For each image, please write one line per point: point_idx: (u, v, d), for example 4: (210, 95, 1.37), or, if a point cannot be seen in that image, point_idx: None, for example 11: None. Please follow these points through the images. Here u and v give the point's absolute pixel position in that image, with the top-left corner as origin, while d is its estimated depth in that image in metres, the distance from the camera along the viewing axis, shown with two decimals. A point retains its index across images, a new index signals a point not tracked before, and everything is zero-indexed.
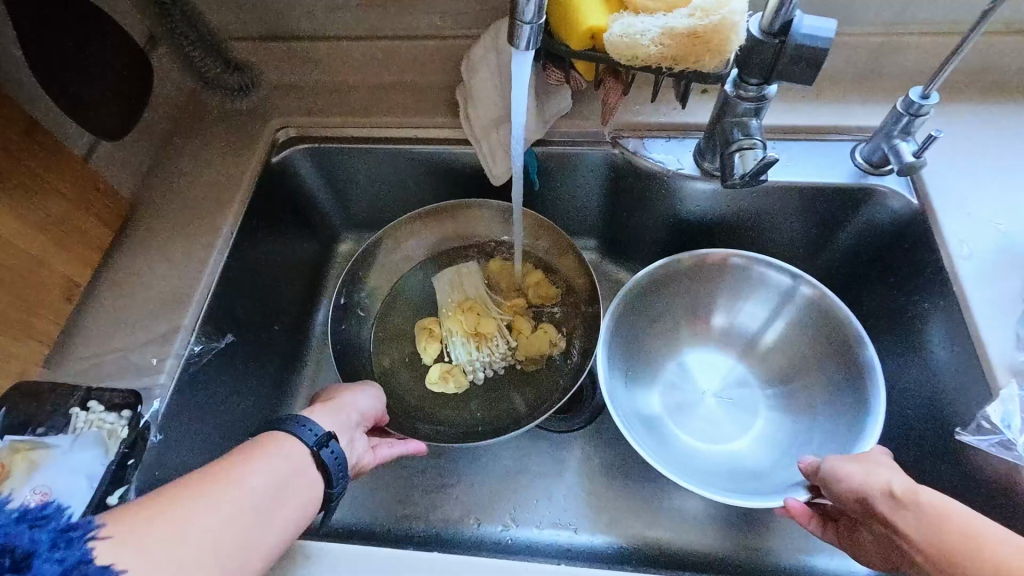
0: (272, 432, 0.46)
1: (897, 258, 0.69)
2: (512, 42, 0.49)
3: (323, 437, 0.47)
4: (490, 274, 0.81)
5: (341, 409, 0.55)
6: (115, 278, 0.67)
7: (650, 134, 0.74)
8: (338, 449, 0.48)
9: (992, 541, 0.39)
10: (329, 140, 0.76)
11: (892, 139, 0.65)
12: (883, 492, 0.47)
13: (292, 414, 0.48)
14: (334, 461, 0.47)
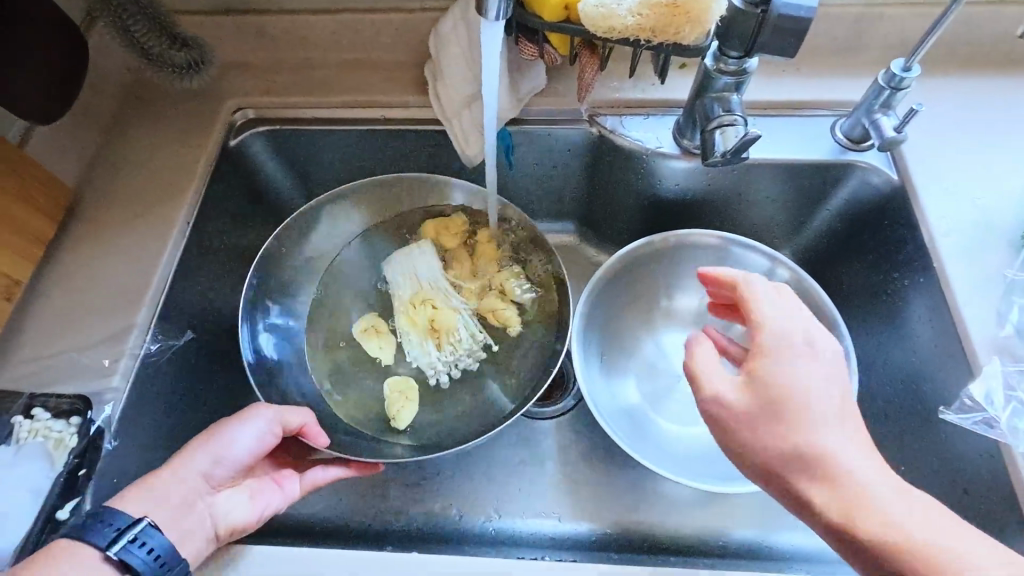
0: (72, 537, 0.44)
1: (875, 237, 0.69)
2: (480, 12, 0.46)
3: (123, 531, 0.44)
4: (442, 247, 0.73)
5: (207, 458, 0.51)
6: (59, 275, 0.62)
7: (628, 112, 0.71)
8: (150, 540, 0.44)
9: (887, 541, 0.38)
10: (291, 123, 0.72)
11: (873, 113, 0.64)
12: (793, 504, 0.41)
13: (96, 511, 0.45)
14: (148, 556, 0.44)
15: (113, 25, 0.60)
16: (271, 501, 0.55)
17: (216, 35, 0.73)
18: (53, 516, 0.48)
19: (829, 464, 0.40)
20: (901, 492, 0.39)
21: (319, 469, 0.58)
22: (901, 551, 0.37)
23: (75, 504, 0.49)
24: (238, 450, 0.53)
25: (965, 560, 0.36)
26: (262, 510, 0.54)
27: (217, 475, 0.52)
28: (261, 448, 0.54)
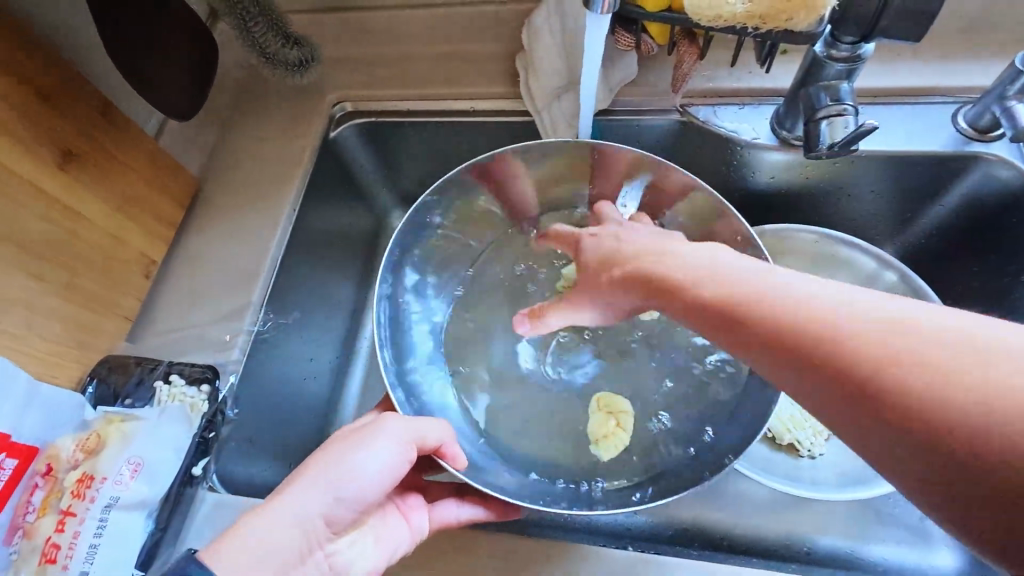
0: None
1: (998, 235, 0.64)
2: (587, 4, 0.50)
3: None
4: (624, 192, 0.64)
5: (332, 479, 0.45)
6: (183, 257, 0.68)
7: (722, 101, 0.69)
8: None
9: (990, 395, 0.28)
10: (385, 115, 0.76)
11: (1005, 100, 0.58)
12: (810, 323, 0.36)
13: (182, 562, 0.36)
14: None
15: (238, 27, 0.64)
16: (400, 544, 0.50)
17: (317, 33, 0.77)
18: (189, 471, 0.54)
19: (876, 339, 0.32)
20: (854, 299, 0.36)
21: (449, 505, 0.54)
22: (869, 380, 0.32)
23: (206, 462, 0.56)
24: (367, 482, 0.46)
25: (1000, 381, 0.28)
26: (392, 551, 0.49)
27: (338, 521, 0.45)
28: (389, 475, 0.47)
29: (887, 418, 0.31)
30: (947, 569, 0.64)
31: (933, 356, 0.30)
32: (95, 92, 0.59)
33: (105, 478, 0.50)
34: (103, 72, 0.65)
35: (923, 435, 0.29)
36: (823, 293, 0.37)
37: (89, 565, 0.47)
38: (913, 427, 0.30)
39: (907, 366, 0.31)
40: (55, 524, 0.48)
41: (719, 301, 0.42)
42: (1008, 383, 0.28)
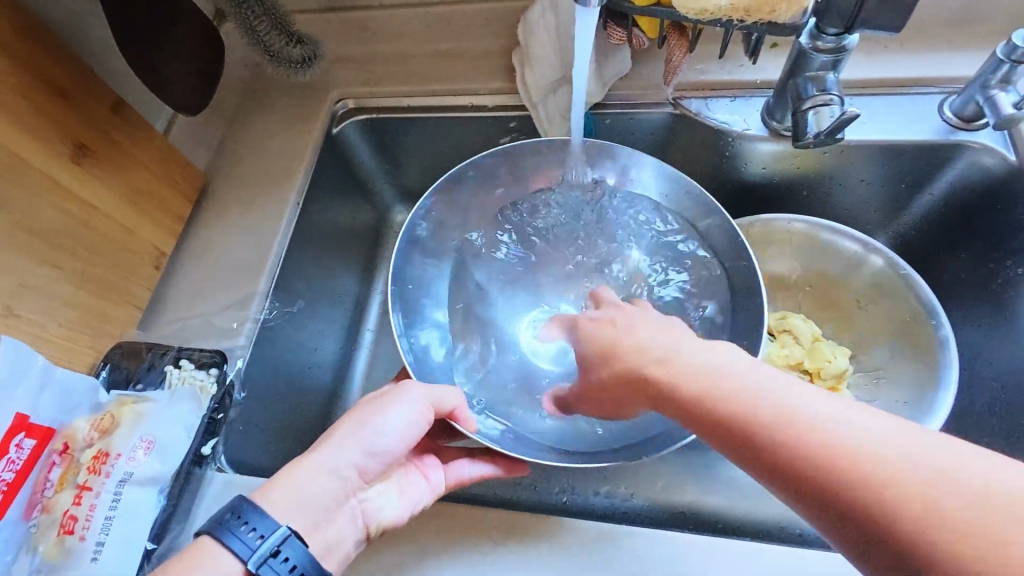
0: (205, 538, 0.42)
1: (985, 221, 0.65)
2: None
3: (269, 542, 0.41)
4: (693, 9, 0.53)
5: (359, 431, 0.49)
6: (192, 248, 0.71)
7: (715, 93, 0.71)
8: (293, 555, 0.41)
9: (919, 483, 0.31)
10: (386, 112, 0.78)
11: (989, 89, 0.60)
12: (770, 414, 0.37)
13: (232, 511, 0.42)
14: (285, 567, 0.41)
15: (244, 27, 0.67)
16: (423, 497, 0.53)
17: (321, 31, 0.80)
18: (199, 450, 0.57)
19: (819, 441, 0.34)
20: (789, 424, 0.36)
21: (465, 464, 0.56)
22: (875, 508, 0.31)
23: (214, 442, 0.58)
24: (389, 440, 0.49)
25: (889, 464, 0.32)
26: (413, 504, 0.52)
27: (367, 473, 0.50)
28: (410, 433, 0.50)
29: (830, 508, 0.33)
30: None
31: (863, 471, 0.32)
32: (107, 90, 0.61)
33: (119, 454, 0.53)
34: (114, 71, 0.68)
35: (854, 518, 0.32)
36: (823, 412, 0.36)
37: (104, 536, 0.49)
38: (843, 513, 0.32)
39: (929, 526, 0.29)
40: (72, 497, 0.50)
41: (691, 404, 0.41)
42: (924, 474, 0.31)
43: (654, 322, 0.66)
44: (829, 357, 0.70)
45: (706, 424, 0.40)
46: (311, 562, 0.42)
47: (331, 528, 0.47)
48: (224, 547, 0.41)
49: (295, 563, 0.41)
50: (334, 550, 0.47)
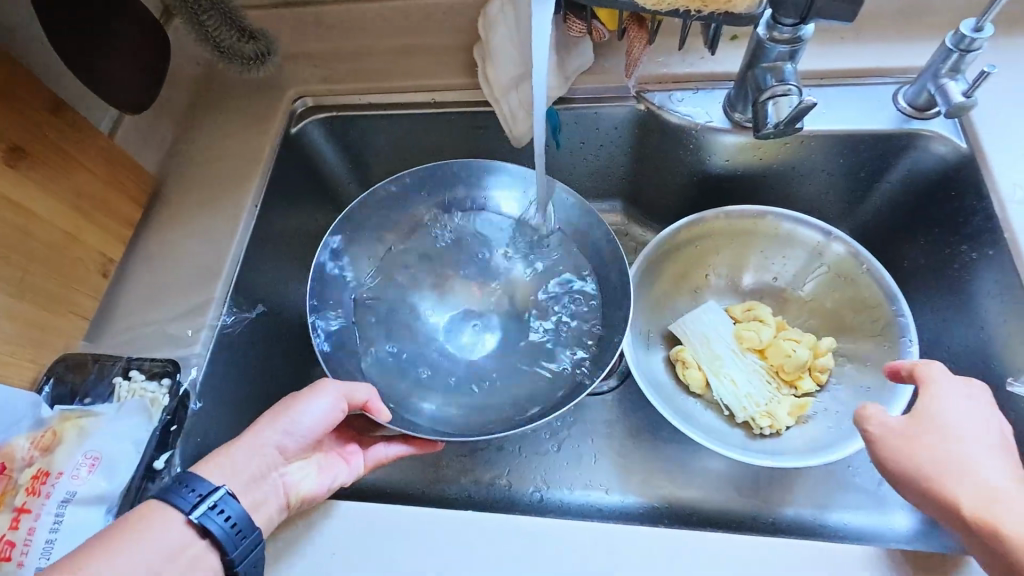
0: (151, 501, 0.45)
1: (939, 208, 0.66)
2: None
3: (206, 498, 0.45)
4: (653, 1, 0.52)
5: (281, 418, 0.53)
6: (144, 254, 0.68)
7: (677, 86, 0.72)
8: (229, 509, 0.45)
9: None
10: (346, 109, 0.76)
11: (940, 78, 0.61)
12: (976, 484, 0.45)
13: (178, 476, 0.46)
14: (224, 524, 0.45)
15: (191, 21, 0.64)
16: (337, 475, 0.57)
17: (280, 28, 0.78)
18: (151, 466, 0.53)
19: None
20: (993, 495, 0.44)
21: (383, 446, 0.61)
22: None
23: (168, 456, 0.55)
24: (309, 424, 0.54)
25: None
26: (332, 481, 0.56)
27: (288, 447, 0.53)
28: (331, 419, 0.55)
29: None
30: (902, 531, 0.66)
31: None
32: (43, 87, 0.58)
33: (61, 473, 0.50)
34: (47, 66, 0.64)
35: None
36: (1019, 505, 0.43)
37: (46, 560, 0.47)
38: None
39: None
40: (9, 522, 0.47)
41: (905, 465, 0.48)
42: None
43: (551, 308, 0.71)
44: (789, 351, 0.70)
45: (913, 487, 0.47)
46: (247, 519, 0.45)
47: (255, 494, 0.49)
48: (170, 509, 0.45)
49: (233, 520, 0.45)
50: (255, 516, 0.49)
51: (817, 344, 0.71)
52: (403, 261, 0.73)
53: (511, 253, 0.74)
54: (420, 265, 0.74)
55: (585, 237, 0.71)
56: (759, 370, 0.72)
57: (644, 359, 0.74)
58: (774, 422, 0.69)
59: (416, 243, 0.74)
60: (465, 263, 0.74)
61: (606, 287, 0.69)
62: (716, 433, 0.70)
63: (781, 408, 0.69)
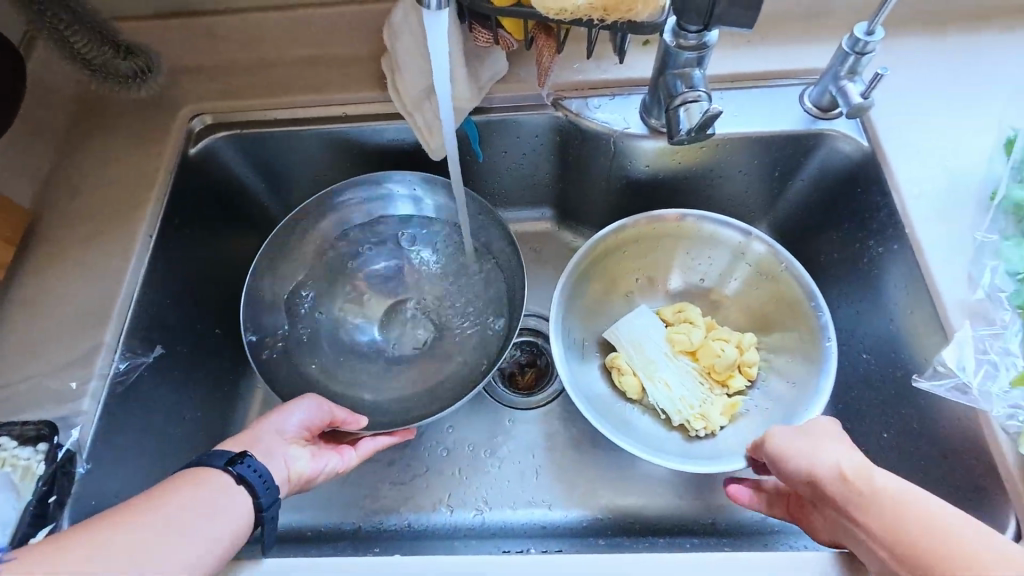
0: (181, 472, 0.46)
1: (847, 204, 0.68)
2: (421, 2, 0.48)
3: (236, 456, 0.47)
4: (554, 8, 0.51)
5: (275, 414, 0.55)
6: (20, 299, 0.61)
7: (594, 93, 0.71)
8: (260, 465, 0.48)
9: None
10: (250, 126, 0.71)
11: (840, 80, 0.63)
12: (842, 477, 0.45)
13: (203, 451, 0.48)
14: (256, 475, 0.47)
15: (55, 39, 0.62)
16: (331, 462, 0.56)
17: (172, 41, 0.72)
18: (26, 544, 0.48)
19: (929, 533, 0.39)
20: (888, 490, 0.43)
21: (371, 439, 0.60)
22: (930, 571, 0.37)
23: (49, 530, 0.49)
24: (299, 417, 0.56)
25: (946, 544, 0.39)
26: (324, 467, 0.55)
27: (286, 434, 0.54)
28: (317, 415, 0.57)
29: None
30: None
31: None
32: None
33: None
34: None
35: None
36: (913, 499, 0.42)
37: None
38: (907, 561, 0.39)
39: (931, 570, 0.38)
40: None
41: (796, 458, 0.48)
42: None
43: (462, 305, 0.74)
44: (719, 351, 0.71)
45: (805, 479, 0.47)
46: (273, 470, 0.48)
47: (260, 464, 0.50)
48: (209, 467, 0.47)
49: (263, 473, 0.47)
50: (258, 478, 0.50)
51: (743, 342, 0.72)
52: (319, 282, 0.75)
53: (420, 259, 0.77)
54: (342, 273, 0.76)
55: (488, 234, 0.74)
56: (692, 372, 0.72)
57: (579, 370, 0.73)
58: (708, 423, 0.69)
59: (336, 266, 0.75)
60: (383, 276, 0.77)
61: (506, 267, 0.73)
62: (654, 441, 0.70)
63: (714, 408, 0.70)
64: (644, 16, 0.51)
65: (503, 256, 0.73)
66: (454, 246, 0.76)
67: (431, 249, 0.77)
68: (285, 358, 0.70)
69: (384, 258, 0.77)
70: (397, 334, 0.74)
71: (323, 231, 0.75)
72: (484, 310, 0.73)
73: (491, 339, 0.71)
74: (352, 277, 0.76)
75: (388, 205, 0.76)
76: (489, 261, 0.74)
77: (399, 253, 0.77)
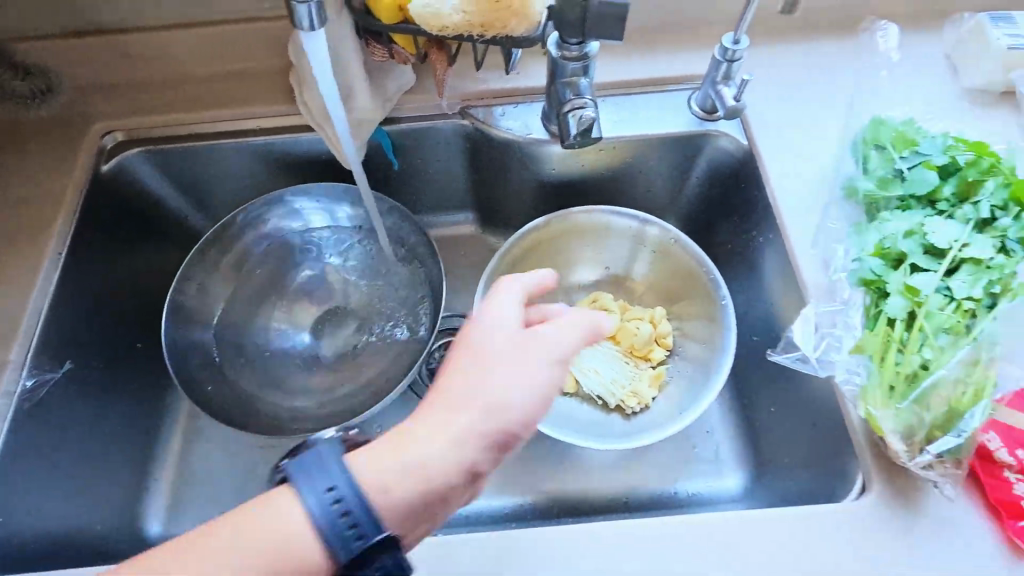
0: None
1: (735, 198, 0.74)
2: (294, 24, 0.45)
3: None
4: (436, 25, 0.54)
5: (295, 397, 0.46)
6: None
7: (499, 101, 0.76)
8: None
9: None
10: (164, 142, 0.72)
11: (716, 84, 0.69)
12: None
13: None
14: None
15: None
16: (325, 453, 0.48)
17: (79, 59, 0.72)
18: None
19: None
20: None
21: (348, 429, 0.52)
22: None
23: None
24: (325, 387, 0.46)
25: None
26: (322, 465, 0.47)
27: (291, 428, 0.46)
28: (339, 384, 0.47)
29: None
30: (730, 492, 0.72)
31: None
32: None
33: None
34: None
35: None
36: None
37: None
38: None
39: None
40: None
41: None
42: None
43: (381, 305, 0.78)
44: (635, 330, 0.76)
45: None
46: None
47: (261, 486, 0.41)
48: None
49: (342, 497, 0.40)
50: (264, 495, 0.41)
51: (654, 316, 0.78)
52: (246, 292, 0.77)
53: (343, 264, 0.80)
54: (269, 291, 0.78)
55: (404, 236, 0.77)
56: (615, 355, 0.77)
57: None
58: (640, 399, 0.74)
59: (262, 278, 0.78)
60: (308, 283, 0.79)
61: (424, 269, 0.76)
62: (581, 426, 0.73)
63: (643, 383, 0.75)
64: (523, 31, 0.54)
65: (420, 256, 0.76)
66: (373, 249, 0.79)
67: (352, 254, 0.80)
68: (207, 367, 0.72)
69: (309, 265, 0.80)
70: (326, 345, 0.77)
71: (245, 243, 0.77)
72: (405, 309, 0.76)
73: (410, 336, 0.75)
74: (280, 293, 0.78)
75: (307, 214, 0.78)
76: (409, 261, 0.77)
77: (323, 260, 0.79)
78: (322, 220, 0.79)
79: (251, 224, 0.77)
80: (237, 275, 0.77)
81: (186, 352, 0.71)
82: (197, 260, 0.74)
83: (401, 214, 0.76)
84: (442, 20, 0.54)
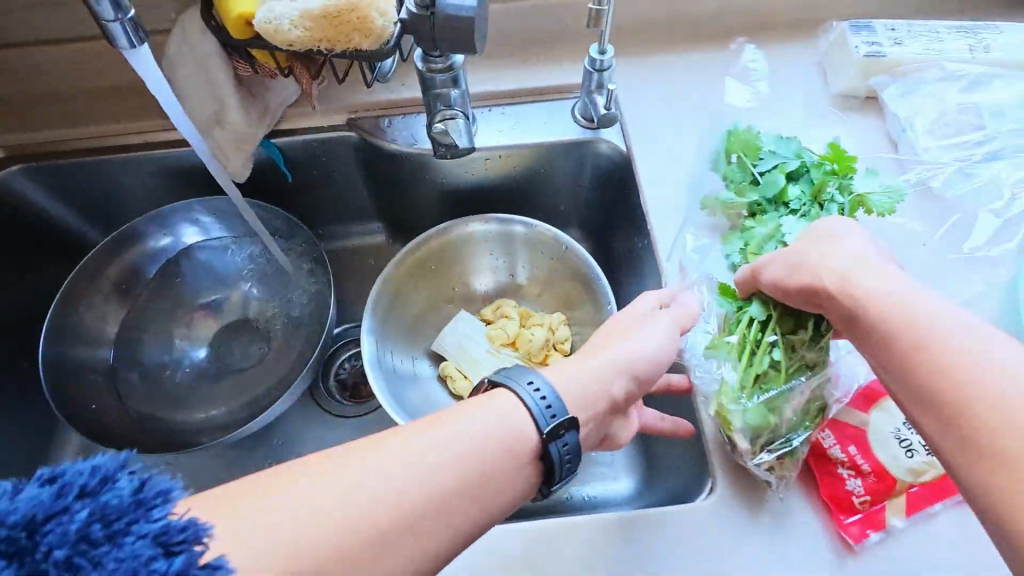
0: None
1: (624, 204, 0.75)
2: (114, 42, 0.47)
3: None
4: (280, 39, 0.54)
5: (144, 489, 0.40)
6: None
7: (388, 113, 0.76)
8: None
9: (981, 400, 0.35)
10: (43, 157, 0.72)
11: (591, 93, 0.70)
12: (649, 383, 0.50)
13: None
14: None
15: None
16: None
17: None
18: None
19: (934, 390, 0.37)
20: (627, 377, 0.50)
21: None
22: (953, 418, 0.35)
23: None
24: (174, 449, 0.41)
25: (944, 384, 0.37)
26: None
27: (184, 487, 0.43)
28: None
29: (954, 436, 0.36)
30: (623, 494, 0.73)
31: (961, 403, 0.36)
32: None
33: None
34: None
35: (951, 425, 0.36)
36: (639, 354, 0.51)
37: None
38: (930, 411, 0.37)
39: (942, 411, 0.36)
40: None
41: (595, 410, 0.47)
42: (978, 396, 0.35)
43: (275, 315, 0.77)
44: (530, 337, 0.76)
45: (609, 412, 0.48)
46: None
47: None
48: None
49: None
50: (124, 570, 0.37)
51: (552, 323, 0.78)
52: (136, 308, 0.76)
53: (236, 275, 0.79)
54: (161, 305, 0.77)
55: (295, 246, 0.77)
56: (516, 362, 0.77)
57: (404, 374, 0.76)
58: None
59: (153, 293, 0.77)
60: (202, 297, 0.78)
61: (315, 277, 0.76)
62: None
63: None
64: (369, 45, 0.54)
65: (310, 264, 0.76)
66: (266, 260, 0.79)
67: (246, 266, 0.79)
68: (91, 385, 0.71)
69: (201, 279, 0.79)
70: (220, 359, 0.75)
71: (134, 258, 0.76)
72: (297, 321, 0.76)
73: (301, 346, 0.75)
74: (173, 307, 0.77)
75: (196, 227, 0.78)
76: (301, 272, 0.77)
77: (215, 274, 0.79)
78: (200, 239, 0.79)
79: (139, 238, 0.76)
80: (126, 291, 0.76)
81: (67, 369, 0.70)
82: (79, 277, 0.73)
83: (291, 226, 0.76)
84: (285, 35, 0.53)
